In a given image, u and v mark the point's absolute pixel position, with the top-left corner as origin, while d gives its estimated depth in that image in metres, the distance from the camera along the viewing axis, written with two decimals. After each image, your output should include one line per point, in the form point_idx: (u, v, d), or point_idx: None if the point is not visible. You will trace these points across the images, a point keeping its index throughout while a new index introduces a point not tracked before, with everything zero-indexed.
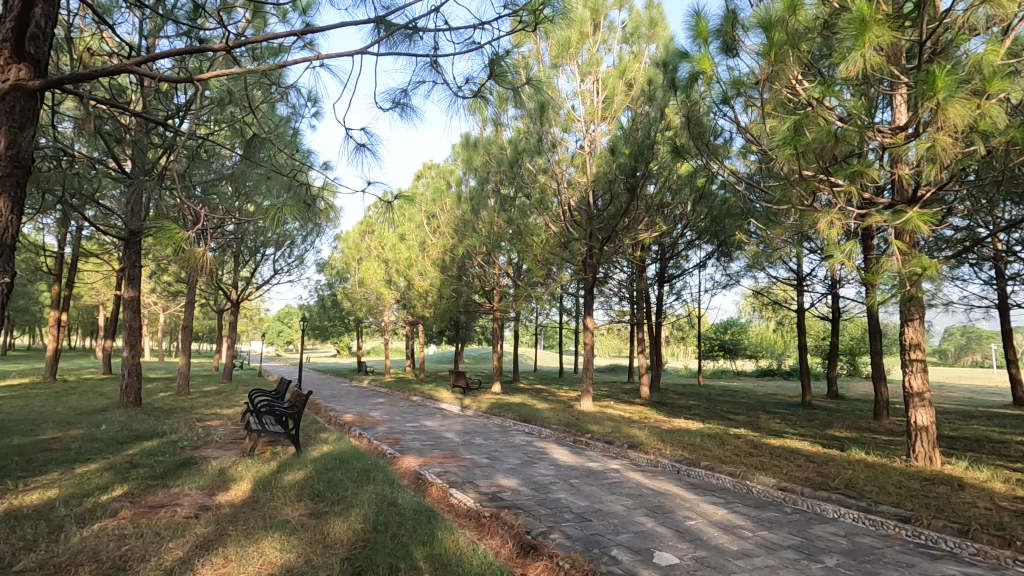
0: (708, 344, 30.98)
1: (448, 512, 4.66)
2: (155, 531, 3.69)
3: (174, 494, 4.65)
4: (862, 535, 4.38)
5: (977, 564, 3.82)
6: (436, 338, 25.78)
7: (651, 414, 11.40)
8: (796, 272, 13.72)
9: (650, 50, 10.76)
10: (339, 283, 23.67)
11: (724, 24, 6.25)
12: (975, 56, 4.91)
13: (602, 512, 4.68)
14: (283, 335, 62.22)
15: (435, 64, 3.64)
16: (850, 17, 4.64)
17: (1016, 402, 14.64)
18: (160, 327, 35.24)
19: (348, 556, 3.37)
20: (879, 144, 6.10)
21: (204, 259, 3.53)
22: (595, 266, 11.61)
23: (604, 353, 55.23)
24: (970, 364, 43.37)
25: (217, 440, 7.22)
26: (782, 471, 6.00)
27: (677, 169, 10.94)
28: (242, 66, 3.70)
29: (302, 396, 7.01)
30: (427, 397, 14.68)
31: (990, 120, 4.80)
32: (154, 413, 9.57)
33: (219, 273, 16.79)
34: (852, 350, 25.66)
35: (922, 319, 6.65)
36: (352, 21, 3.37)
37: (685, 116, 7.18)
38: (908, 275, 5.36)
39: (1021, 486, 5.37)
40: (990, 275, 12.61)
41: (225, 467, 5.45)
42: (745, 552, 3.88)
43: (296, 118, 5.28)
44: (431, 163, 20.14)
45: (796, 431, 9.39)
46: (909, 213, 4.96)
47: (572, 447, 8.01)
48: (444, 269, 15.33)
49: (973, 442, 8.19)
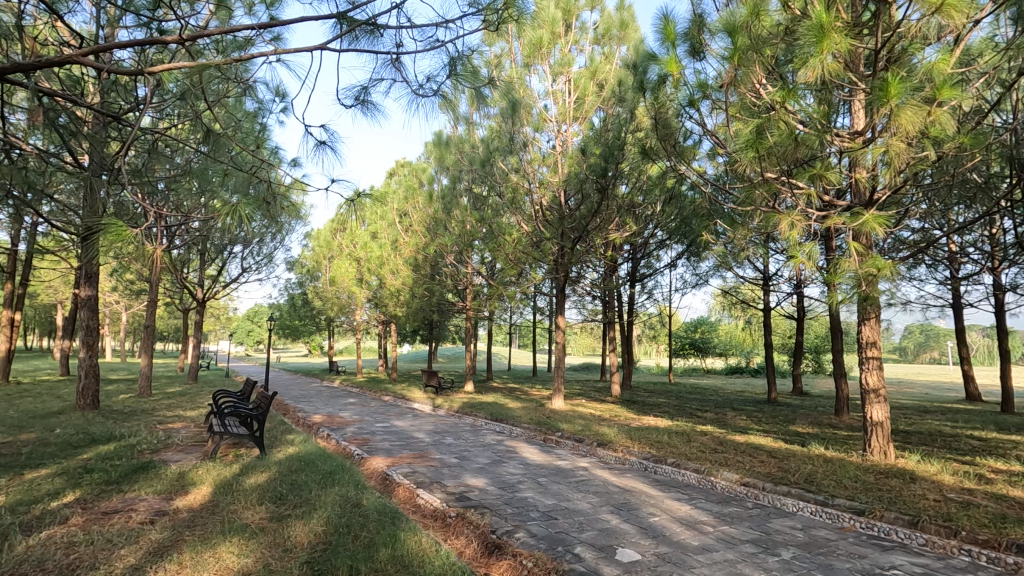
0: (679, 343, 31.66)
1: (414, 512, 4.66)
2: (107, 537, 3.58)
3: (128, 499, 4.51)
4: (819, 528, 4.52)
5: (925, 554, 3.97)
6: (410, 337, 25.64)
7: (622, 412, 11.52)
8: (762, 272, 14.00)
9: (621, 51, 10.87)
10: (309, 282, 23.29)
11: (691, 28, 6.34)
12: (927, 65, 5.09)
13: (569, 510, 4.72)
14: (252, 335, 60.84)
15: (397, 62, 3.59)
16: (810, 24, 4.75)
17: (969, 398, 15.22)
18: (121, 328, 34.19)
19: (308, 559, 3.32)
20: (838, 148, 6.25)
21: (151, 257, 3.39)
22: (566, 266, 11.68)
23: (578, 352, 55.75)
24: (928, 360, 45.01)
25: (178, 443, 7.01)
26: (745, 467, 6.14)
27: (647, 170, 11.08)
28: (202, 60, 3.53)
29: (268, 397, 6.92)
30: (399, 397, 14.56)
31: (940, 127, 4.99)
32: (112, 417, 9.22)
33: (183, 271, 16.38)
34: (816, 347, 26.52)
35: (880, 319, 6.85)
36: (312, 16, 3.28)
37: (654, 118, 7.17)
38: (865, 275, 5.52)
39: (968, 479, 5.60)
40: (945, 275, 13.12)
41: (185, 471, 5.31)
42: (705, 547, 3.96)
43: (263, 113, 5.19)
44: (404, 161, 19.98)
45: (761, 427, 9.61)
46: (866, 215, 5.11)
47: (543, 445, 8.04)
48: (416, 269, 15.20)
49: (927, 436, 8.49)
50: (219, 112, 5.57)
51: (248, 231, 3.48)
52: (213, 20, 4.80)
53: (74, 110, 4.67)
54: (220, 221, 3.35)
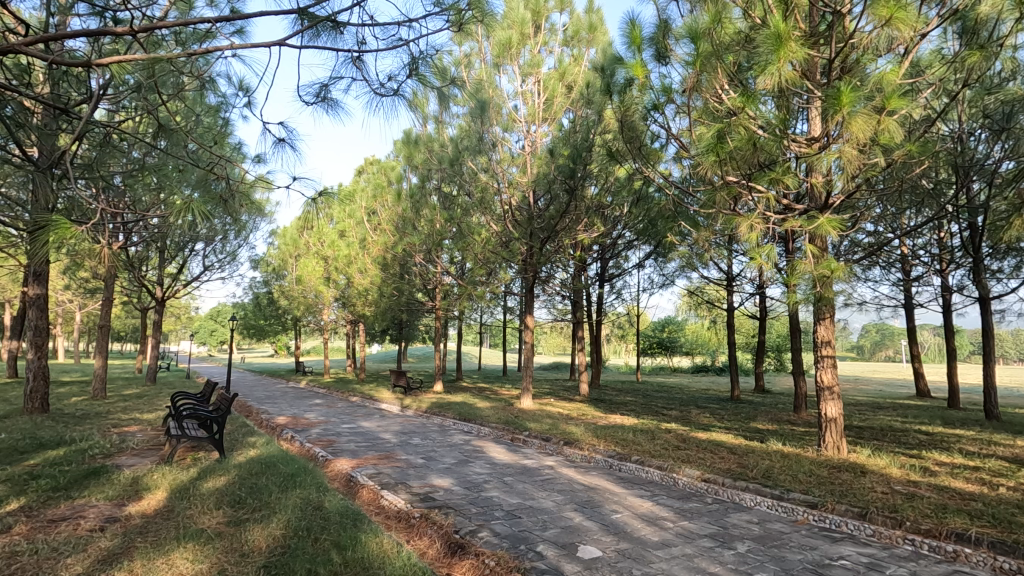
0: (647, 342, 32.18)
1: (378, 514, 4.61)
2: (52, 546, 3.45)
3: (77, 506, 4.35)
4: (774, 521, 4.66)
5: (871, 544, 4.15)
6: (379, 337, 25.40)
7: (590, 411, 11.67)
8: (726, 272, 14.30)
9: (589, 53, 11.03)
10: (275, 280, 22.75)
11: (656, 33, 6.47)
12: (878, 76, 5.30)
13: (533, 509, 4.76)
14: (215, 335, 59.11)
15: (358, 60, 3.54)
16: (768, 33, 4.87)
17: (919, 394, 15.86)
18: (74, 328, 32.70)
19: (266, 563, 3.26)
20: (796, 154, 6.45)
21: (100, 253, 3.20)
22: (534, 266, 11.74)
23: (548, 351, 56.12)
24: (883, 359, 46.86)
25: (133, 447, 6.77)
26: (706, 463, 6.28)
27: (614, 172, 11.27)
28: (155, 52, 3.33)
29: (228, 399, 6.75)
30: (366, 397, 14.45)
31: (889, 135, 5.17)
32: (62, 421, 8.80)
33: (140, 269, 15.78)
34: (777, 346, 27.49)
35: (834, 318, 7.09)
36: (271, 12, 3.17)
37: (619, 120, 7.25)
38: (819, 276, 5.73)
39: (914, 471, 5.87)
40: (898, 277, 13.69)
41: (139, 476, 5.14)
42: (665, 542, 4.05)
43: (223, 107, 5.04)
44: (374, 158, 19.71)
45: (724, 424, 9.86)
46: (819, 219, 5.30)
47: (510, 445, 8.08)
48: (384, 268, 15.02)
49: (879, 431, 8.85)
50: (178, 106, 5.40)
51: (207, 228, 3.37)
52: (172, 11, 4.61)
53: (20, 100, 4.41)
54: (177, 219, 3.23)
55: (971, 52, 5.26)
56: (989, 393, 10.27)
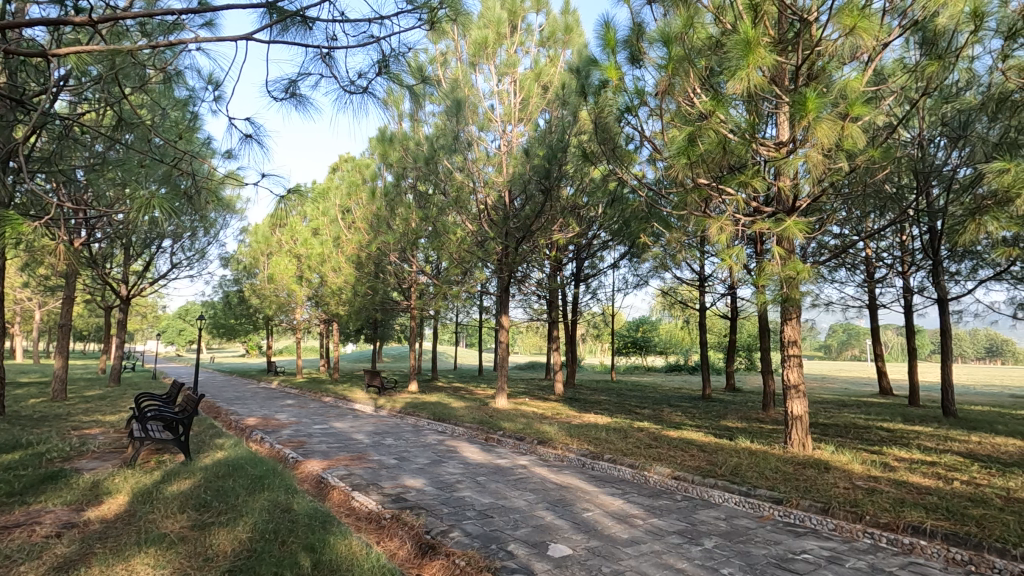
0: (621, 342, 32.46)
1: (348, 515, 4.56)
2: (5, 554, 3.32)
3: (32, 512, 4.19)
4: (740, 517, 4.75)
5: (833, 538, 4.27)
6: (354, 336, 25.10)
7: (564, 410, 11.70)
8: (698, 273, 14.50)
9: (565, 54, 11.08)
10: (245, 279, 22.28)
11: (631, 36, 6.54)
12: (842, 83, 5.47)
13: (504, 508, 4.77)
14: (183, 334, 57.50)
15: (328, 56, 3.49)
16: (738, 38, 4.97)
17: (882, 392, 16.29)
18: (35, 329, 31.42)
19: (230, 568, 3.18)
20: (764, 158, 6.62)
21: (57, 250, 3.01)
22: (510, 266, 11.75)
23: (525, 350, 56.25)
24: (849, 358, 48.18)
25: (93, 450, 6.58)
26: (676, 461, 6.35)
27: (589, 173, 11.40)
28: (116, 44, 3.20)
29: (194, 400, 6.60)
30: (339, 397, 14.29)
31: (852, 141, 5.31)
32: (18, 424, 8.46)
33: (104, 266, 15.26)
34: (748, 346, 28.08)
35: (801, 318, 7.24)
36: (239, 6, 3.11)
37: (594, 122, 7.28)
38: (786, 278, 5.86)
39: (875, 467, 6.05)
40: (863, 278, 14.07)
41: (99, 479, 4.99)
42: (633, 539, 4.10)
43: (192, 102, 4.90)
44: (347, 155, 19.48)
45: (694, 422, 10.01)
46: (786, 221, 5.43)
47: (484, 444, 8.07)
48: (358, 267, 14.83)
49: (843, 428, 9.09)
50: (142, 98, 5.22)
51: (176, 225, 3.26)
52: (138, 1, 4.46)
53: None
54: (139, 217, 3.11)
55: (930, 63, 5.46)
56: (947, 391, 10.61)
